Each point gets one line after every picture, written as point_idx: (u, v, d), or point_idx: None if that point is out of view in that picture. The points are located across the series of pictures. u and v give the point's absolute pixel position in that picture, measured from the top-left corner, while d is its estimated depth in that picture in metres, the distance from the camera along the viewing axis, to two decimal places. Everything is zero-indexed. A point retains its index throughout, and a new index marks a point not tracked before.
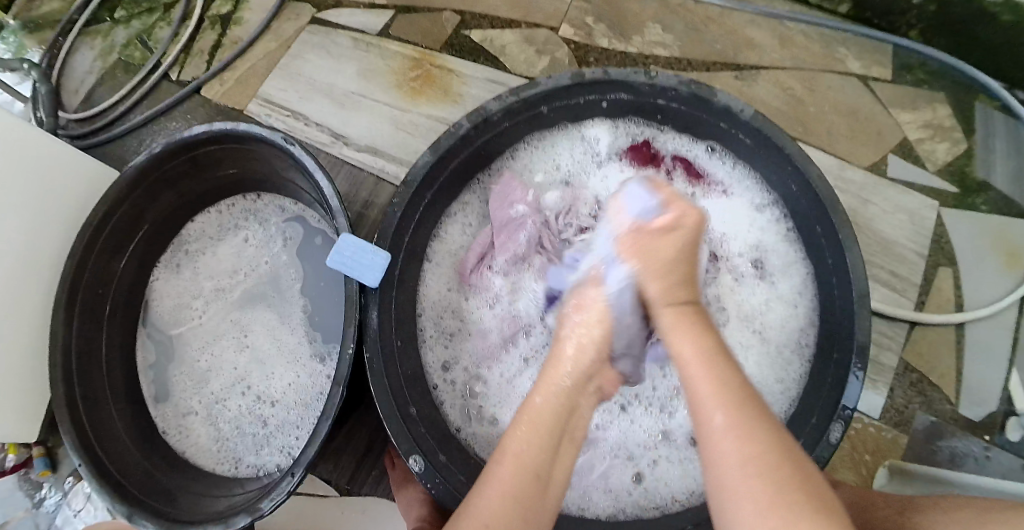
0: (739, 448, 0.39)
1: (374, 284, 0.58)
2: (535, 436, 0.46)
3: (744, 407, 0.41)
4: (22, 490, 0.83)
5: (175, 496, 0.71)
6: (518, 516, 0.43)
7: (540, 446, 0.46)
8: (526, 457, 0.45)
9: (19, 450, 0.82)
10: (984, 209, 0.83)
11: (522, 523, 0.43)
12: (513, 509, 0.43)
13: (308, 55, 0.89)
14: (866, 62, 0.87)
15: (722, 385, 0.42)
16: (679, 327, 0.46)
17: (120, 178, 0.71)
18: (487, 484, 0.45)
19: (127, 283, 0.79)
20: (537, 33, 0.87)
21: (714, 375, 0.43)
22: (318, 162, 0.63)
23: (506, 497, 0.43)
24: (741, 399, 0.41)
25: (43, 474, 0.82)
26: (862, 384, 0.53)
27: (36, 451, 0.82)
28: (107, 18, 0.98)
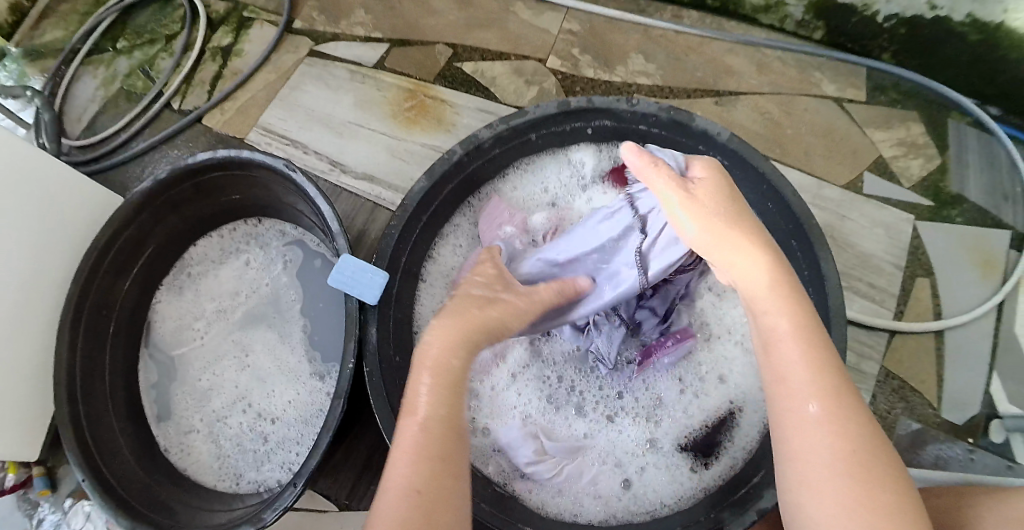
0: (832, 437, 0.42)
1: (373, 301, 0.61)
2: (439, 399, 0.45)
3: (840, 392, 0.43)
4: (21, 510, 0.84)
5: (175, 509, 0.72)
6: (438, 484, 0.41)
7: (451, 406, 0.45)
8: (433, 420, 0.44)
9: (19, 469, 0.83)
10: (959, 220, 0.86)
11: (444, 484, 0.41)
12: (431, 478, 0.41)
13: (306, 86, 0.92)
14: (841, 85, 0.91)
15: (821, 370, 0.44)
16: (780, 301, 0.47)
17: (124, 205, 0.74)
18: (395, 455, 0.43)
19: (130, 305, 0.82)
20: (525, 64, 0.91)
21: (814, 348, 0.45)
22: (318, 188, 0.65)
23: (421, 467, 0.41)
24: (838, 388, 0.43)
25: (42, 493, 0.84)
26: None
27: (36, 470, 0.84)
28: (109, 48, 1.02)
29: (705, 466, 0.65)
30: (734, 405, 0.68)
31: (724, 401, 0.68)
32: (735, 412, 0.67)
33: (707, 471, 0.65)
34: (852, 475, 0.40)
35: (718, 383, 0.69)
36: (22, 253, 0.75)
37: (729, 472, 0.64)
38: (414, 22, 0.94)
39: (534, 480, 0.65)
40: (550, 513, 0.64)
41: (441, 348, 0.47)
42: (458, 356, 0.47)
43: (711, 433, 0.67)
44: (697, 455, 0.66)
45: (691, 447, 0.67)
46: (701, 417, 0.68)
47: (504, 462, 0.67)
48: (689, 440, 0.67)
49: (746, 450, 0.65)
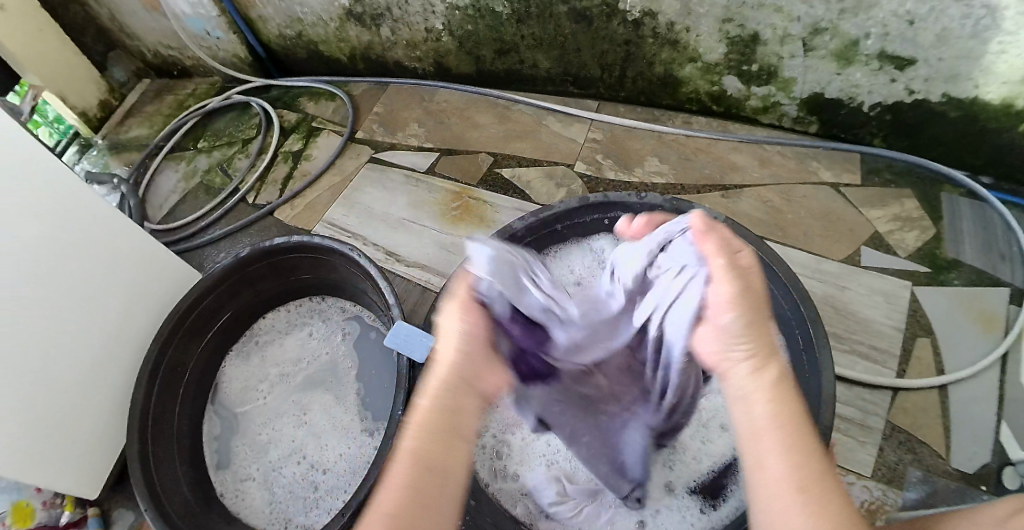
0: (809, 519, 0.35)
1: (421, 360, 0.71)
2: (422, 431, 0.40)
3: (809, 457, 0.37)
4: None
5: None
6: (419, 501, 0.38)
7: (453, 412, 0.42)
8: (419, 448, 0.40)
9: (76, 509, 0.94)
10: (957, 282, 0.93)
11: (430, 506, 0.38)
12: (416, 496, 0.38)
13: (366, 188, 1.06)
14: (837, 171, 1.02)
15: (798, 446, 0.38)
16: (764, 385, 0.40)
17: (207, 278, 0.87)
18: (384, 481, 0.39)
19: (201, 365, 0.93)
20: (556, 170, 1.03)
21: (794, 430, 0.38)
22: (379, 270, 0.78)
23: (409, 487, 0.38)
24: (817, 466, 0.37)
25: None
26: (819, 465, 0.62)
27: (92, 512, 0.95)
28: (191, 147, 1.20)
29: (713, 507, 0.72)
30: (738, 453, 0.74)
31: (729, 448, 0.75)
32: (740, 458, 0.74)
33: (715, 512, 0.72)
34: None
35: (723, 431, 0.76)
36: (107, 313, 0.88)
37: (734, 512, 0.71)
38: (461, 134, 1.09)
39: (556, 521, 0.73)
40: None
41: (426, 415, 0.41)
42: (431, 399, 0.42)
43: (719, 479, 0.74)
44: (706, 497, 0.73)
45: (701, 491, 0.73)
46: (709, 462, 0.75)
47: (530, 504, 0.74)
48: (699, 484, 0.74)
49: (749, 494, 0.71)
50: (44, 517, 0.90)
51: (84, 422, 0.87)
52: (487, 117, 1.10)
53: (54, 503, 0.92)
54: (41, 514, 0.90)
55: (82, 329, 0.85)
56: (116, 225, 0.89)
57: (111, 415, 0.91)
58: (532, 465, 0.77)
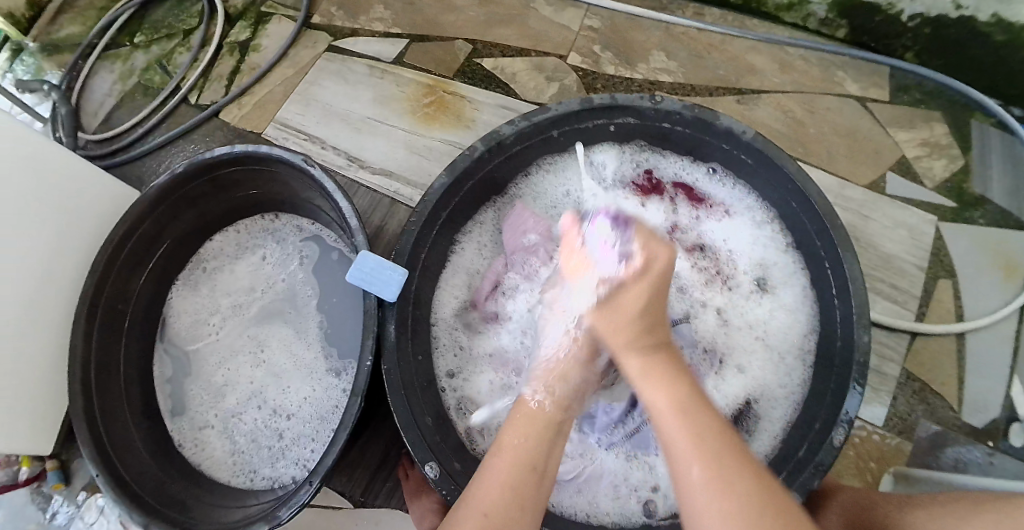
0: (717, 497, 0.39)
1: (391, 298, 0.59)
2: (528, 431, 0.50)
3: (711, 446, 0.41)
4: (33, 502, 0.85)
5: (188, 505, 0.73)
6: (513, 503, 0.45)
7: (536, 443, 0.49)
8: (521, 451, 0.48)
9: (33, 463, 0.84)
10: (983, 222, 0.84)
11: (516, 507, 0.45)
12: (510, 499, 0.45)
13: (324, 81, 0.92)
14: (864, 84, 0.90)
15: (701, 437, 0.41)
16: (640, 372, 0.47)
17: (141, 199, 0.74)
18: (484, 479, 0.47)
19: (145, 300, 0.82)
20: (546, 61, 0.90)
21: (707, 404, 0.44)
22: (337, 183, 0.65)
23: (506, 488, 0.45)
24: (714, 436, 0.42)
25: (55, 487, 0.84)
26: (863, 395, 0.55)
27: (49, 465, 0.84)
28: (127, 43, 1.02)
29: None
30: (752, 397, 0.67)
31: (743, 392, 0.67)
32: (752, 403, 0.67)
33: None
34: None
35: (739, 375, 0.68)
36: (38, 240, 0.75)
37: None
38: (434, 18, 0.94)
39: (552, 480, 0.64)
40: (567, 513, 0.63)
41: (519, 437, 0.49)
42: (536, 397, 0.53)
43: (733, 428, 0.66)
44: None
45: None
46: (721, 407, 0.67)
47: None
48: None
49: (769, 446, 0.64)
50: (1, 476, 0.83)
51: (27, 375, 0.76)
52: None
53: (10, 461, 0.84)
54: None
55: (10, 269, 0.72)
56: (32, 145, 0.74)
57: (52, 364, 0.79)
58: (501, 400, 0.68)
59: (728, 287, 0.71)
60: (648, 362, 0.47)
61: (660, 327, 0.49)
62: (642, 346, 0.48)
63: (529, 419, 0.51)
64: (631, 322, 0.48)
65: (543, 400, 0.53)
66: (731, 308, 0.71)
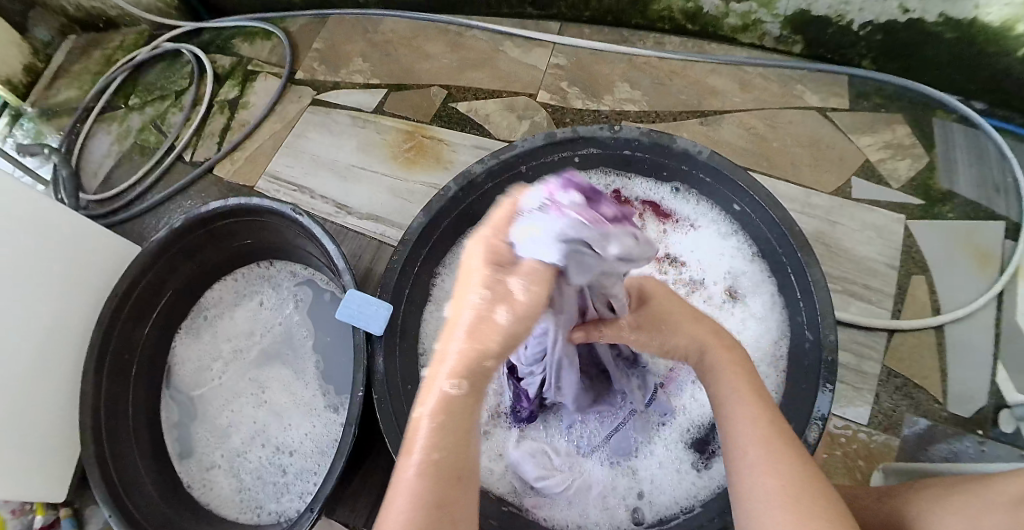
0: (762, 471, 0.44)
1: (378, 332, 0.64)
2: (444, 438, 0.38)
3: (780, 438, 0.46)
4: None
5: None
6: (441, 516, 0.37)
7: (458, 450, 0.38)
8: (445, 463, 0.38)
9: (47, 511, 0.86)
10: (951, 216, 0.88)
11: (446, 516, 0.37)
12: (439, 513, 0.37)
13: (310, 134, 0.96)
14: (824, 94, 0.94)
15: (766, 419, 0.48)
16: (725, 367, 0.52)
17: (143, 252, 0.78)
18: (393, 500, 0.38)
19: (150, 347, 0.85)
20: (517, 101, 0.94)
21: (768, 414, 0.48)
22: (324, 228, 0.69)
23: (424, 507, 0.37)
24: (778, 427, 0.47)
25: None
26: (832, 396, 0.58)
27: (64, 512, 0.87)
28: (122, 105, 1.07)
29: (706, 465, 0.68)
30: None
31: None
32: None
33: (711, 470, 0.67)
34: (785, 503, 0.42)
35: None
36: (44, 299, 0.79)
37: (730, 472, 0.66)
38: (408, 67, 0.99)
39: (544, 496, 0.67)
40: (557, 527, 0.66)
41: (434, 403, 0.38)
42: (455, 383, 0.38)
43: (708, 434, 0.69)
44: (699, 455, 0.68)
45: (695, 447, 0.69)
46: (699, 415, 0.70)
47: (514, 481, 0.69)
48: (690, 439, 0.69)
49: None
50: (14, 526, 0.83)
51: (38, 427, 0.79)
52: (438, 46, 1.00)
53: (24, 510, 0.84)
54: (11, 523, 0.83)
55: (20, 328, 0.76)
56: (39, 210, 0.78)
57: (62, 415, 0.82)
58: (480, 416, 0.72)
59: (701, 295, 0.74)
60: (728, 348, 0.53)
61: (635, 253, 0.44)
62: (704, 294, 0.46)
63: (452, 415, 0.38)
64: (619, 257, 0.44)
65: (464, 388, 0.38)
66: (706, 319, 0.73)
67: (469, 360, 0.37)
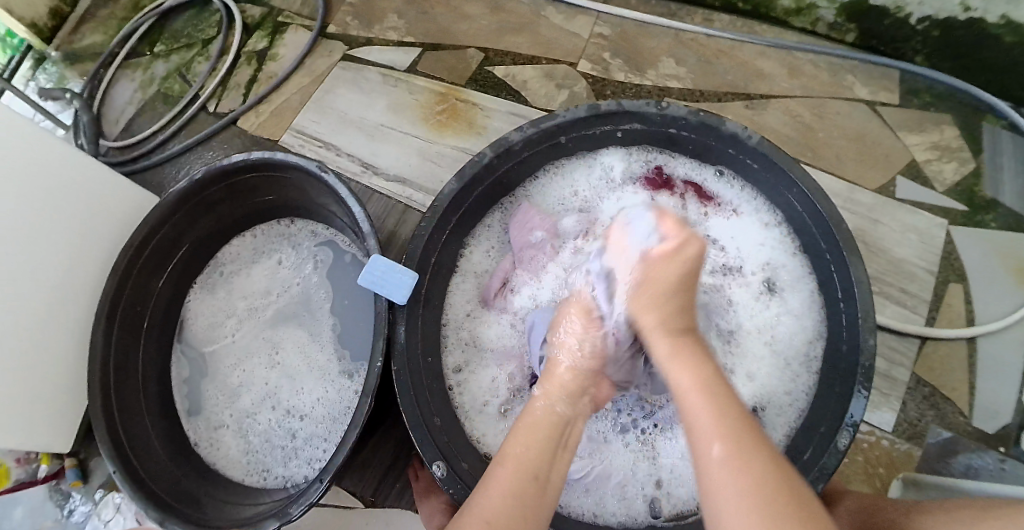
0: (730, 472, 0.39)
1: (402, 301, 0.61)
2: (532, 439, 0.50)
3: (739, 429, 0.41)
4: (52, 500, 0.87)
5: (202, 503, 0.74)
6: (515, 511, 0.45)
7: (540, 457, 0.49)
8: (524, 459, 0.49)
9: (53, 461, 0.87)
10: (994, 226, 0.84)
11: (520, 514, 0.45)
12: (517, 511, 0.45)
13: (339, 89, 0.94)
14: (873, 88, 0.90)
15: (722, 414, 0.42)
16: (676, 362, 0.46)
17: (161, 204, 0.76)
18: (484, 489, 0.47)
19: (164, 302, 0.84)
20: (556, 69, 0.91)
21: (729, 413, 0.42)
22: (350, 190, 0.66)
23: (507, 496, 0.46)
24: (741, 425, 0.41)
25: (74, 484, 0.87)
26: (867, 401, 0.55)
27: (69, 462, 0.87)
28: (147, 52, 1.05)
29: None
30: (758, 404, 0.68)
31: (751, 398, 0.68)
32: (758, 411, 0.67)
33: None
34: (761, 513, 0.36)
35: (748, 380, 0.69)
36: (60, 246, 0.78)
37: None
38: (446, 28, 0.95)
39: (561, 481, 0.66)
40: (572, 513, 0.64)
41: (548, 412, 0.53)
42: (560, 406, 0.53)
43: None
44: None
45: None
46: None
47: None
48: None
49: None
50: (20, 474, 0.85)
51: (47, 375, 0.78)
52: (477, 8, 0.96)
53: (29, 458, 0.86)
54: (16, 472, 0.84)
55: (33, 272, 0.75)
56: (58, 154, 0.77)
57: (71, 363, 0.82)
58: (499, 393, 0.70)
59: (738, 284, 0.73)
60: (678, 347, 0.47)
61: (689, 300, 0.51)
62: (664, 312, 0.50)
63: (540, 425, 0.52)
64: (666, 312, 0.50)
65: (559, 405, 0.53)
66: (737, 308, 0.72)
67: (647, 306, 0.50)
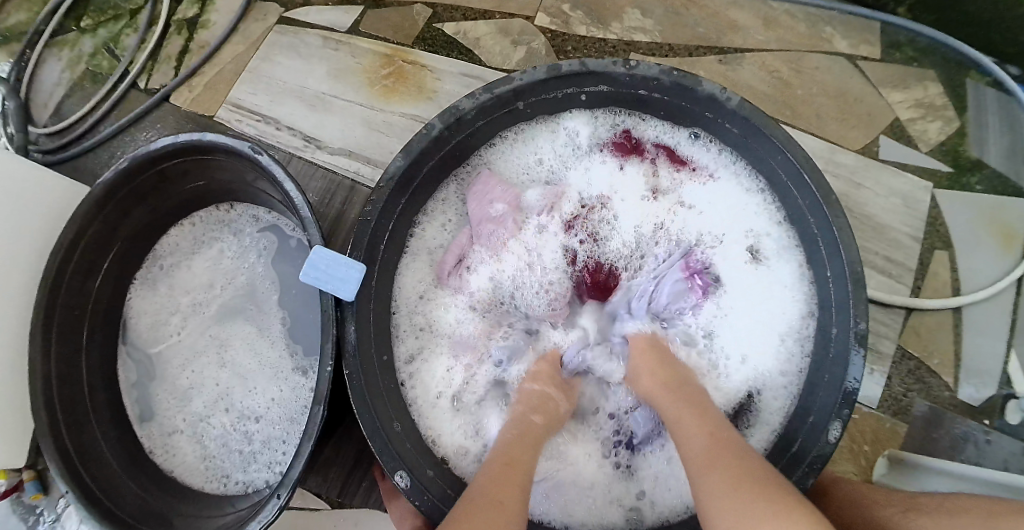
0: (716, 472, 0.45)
1: (350, 298, 0.55)
2: (503, 443, 0.53)
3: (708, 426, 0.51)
4: (16, 514, 0.81)
5: (170, 520, 0.69)
6: (494, 496, 0.46)
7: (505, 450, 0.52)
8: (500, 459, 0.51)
9: (10, 475, 0.79)
10: (979, 188, 0.80)
11: (499, 496, 0.46)
12: (489, 496, 0.46)
13: (276, 57, 0.86)
14: (853, 41, 0.85)
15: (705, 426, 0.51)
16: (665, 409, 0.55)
17: (89, 196, 0.68)
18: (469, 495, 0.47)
19: (105, 300, 0.77)
20: (511, 24, 0.84)
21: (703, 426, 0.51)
22: (286, 171, 0.59)
23: (489, 488, 0.46)
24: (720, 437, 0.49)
25: (35, 498, 0.80)
26: (864, 363, 0.53)
27: (26, 476, 0.80)
28: (73, 27, 0.96)
29: None
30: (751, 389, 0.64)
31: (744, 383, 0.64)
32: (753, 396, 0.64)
33: None
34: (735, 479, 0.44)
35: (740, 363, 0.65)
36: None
37: None
38: None
39: None
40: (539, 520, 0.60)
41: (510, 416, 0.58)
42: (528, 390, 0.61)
43: (729, 418, 0.63)
44: None
45: None
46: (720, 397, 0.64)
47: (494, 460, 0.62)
48: None
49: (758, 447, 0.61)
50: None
51: None
52: None
53: None
54: None
55: None
56: None
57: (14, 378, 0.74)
58: (453, 385, 0.65)
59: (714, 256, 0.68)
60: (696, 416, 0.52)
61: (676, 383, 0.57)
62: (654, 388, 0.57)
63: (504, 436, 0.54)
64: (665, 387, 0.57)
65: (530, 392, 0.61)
66: (722, 279, 0.67)
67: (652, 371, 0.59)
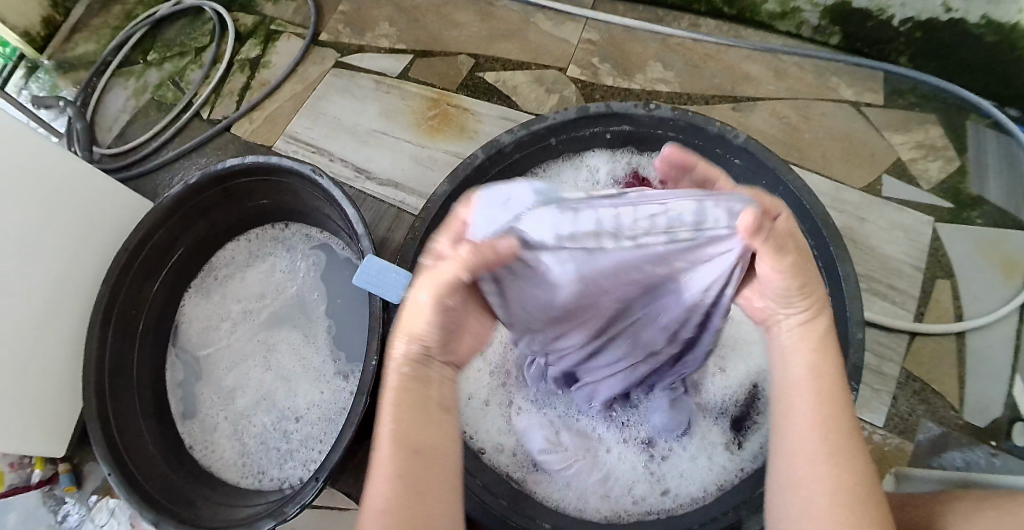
0: (815, 469, 0.41)
1: (396, 300, 0.61)
2: (414, 410, 0.42)
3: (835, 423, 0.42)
4: (44, 505, 0.86)
5: (194, 502, 0.75)
6: (413, 504, 0.39)
7: (431, 428, 0.42)
8: (410, 435, 0.41)
9: (45, 466, 0.87)
10: (980, 222, 0.85)
11: (416, 512, 0.39)
12: (409, 495, 0.39)
13: (332, 97, 0.95)
14: (859, 89, 0.91)
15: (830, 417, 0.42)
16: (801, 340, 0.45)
17: (157, 207, 0.77)
18: (373, 479, 0.40)
19: (159, 304, 0.84)
20: (546, 74, 0.92)
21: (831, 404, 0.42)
22: (344, 192, 0.67)
23: (403, 487, 0.39)
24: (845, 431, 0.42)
25: (66, 489, 0.86)
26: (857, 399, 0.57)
27: (63, 467, 0.87)
28: (140, 60, 1.05)
29: (739, 445, 0.68)
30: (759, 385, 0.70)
31: (750, 381, 0.70)
32: (760, 390, 0.70)
33: (743, 450, 0.68)
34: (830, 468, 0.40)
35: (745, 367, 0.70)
36: (48, 256, 0.77)
37: (762, 449, 0.67)
38: (437, 34, 0.96)
39: (544, 471, 0.68)
40: (553, 504, 0.67)
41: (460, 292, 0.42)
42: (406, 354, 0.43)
43: (743, 413, 0.69)
44: (731, 433, 0.69)
45: (725, 424, 0.69)
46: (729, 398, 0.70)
47: (521, 453, 0.70)
48: (725, 418, 0.69)
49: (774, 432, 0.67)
50: (13, 478, 0.85)
51: (43, 382, 0.78)
52: (467, 14, 0.97)
53: (23, 463, 0.86)
54: (8, 476, 0.84)
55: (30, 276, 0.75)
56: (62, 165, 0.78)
57: (70, 365, 0.82)
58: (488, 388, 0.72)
59: None
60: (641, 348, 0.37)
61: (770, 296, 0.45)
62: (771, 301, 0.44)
63: (415, 393, 0.42)
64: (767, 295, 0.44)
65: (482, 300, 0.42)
66: None
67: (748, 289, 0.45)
